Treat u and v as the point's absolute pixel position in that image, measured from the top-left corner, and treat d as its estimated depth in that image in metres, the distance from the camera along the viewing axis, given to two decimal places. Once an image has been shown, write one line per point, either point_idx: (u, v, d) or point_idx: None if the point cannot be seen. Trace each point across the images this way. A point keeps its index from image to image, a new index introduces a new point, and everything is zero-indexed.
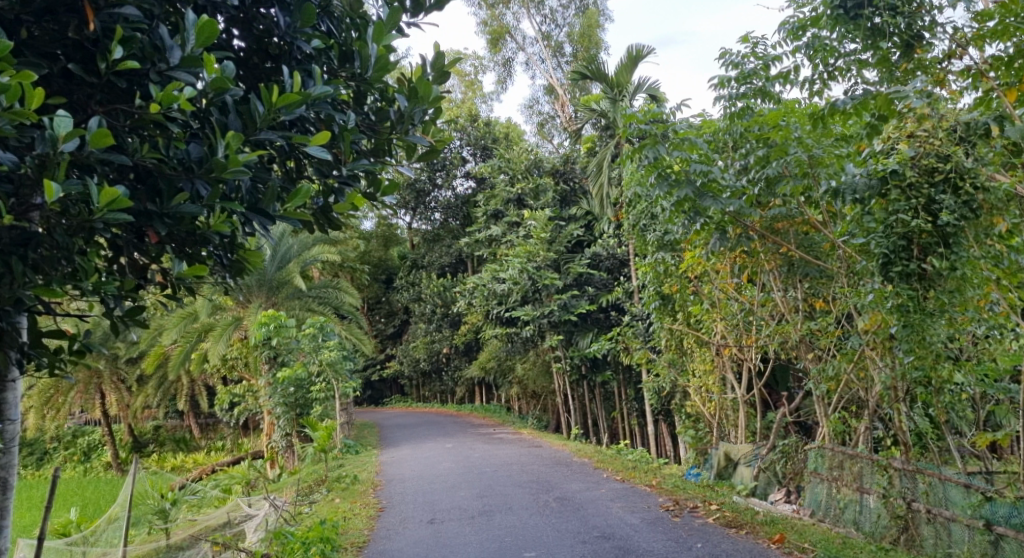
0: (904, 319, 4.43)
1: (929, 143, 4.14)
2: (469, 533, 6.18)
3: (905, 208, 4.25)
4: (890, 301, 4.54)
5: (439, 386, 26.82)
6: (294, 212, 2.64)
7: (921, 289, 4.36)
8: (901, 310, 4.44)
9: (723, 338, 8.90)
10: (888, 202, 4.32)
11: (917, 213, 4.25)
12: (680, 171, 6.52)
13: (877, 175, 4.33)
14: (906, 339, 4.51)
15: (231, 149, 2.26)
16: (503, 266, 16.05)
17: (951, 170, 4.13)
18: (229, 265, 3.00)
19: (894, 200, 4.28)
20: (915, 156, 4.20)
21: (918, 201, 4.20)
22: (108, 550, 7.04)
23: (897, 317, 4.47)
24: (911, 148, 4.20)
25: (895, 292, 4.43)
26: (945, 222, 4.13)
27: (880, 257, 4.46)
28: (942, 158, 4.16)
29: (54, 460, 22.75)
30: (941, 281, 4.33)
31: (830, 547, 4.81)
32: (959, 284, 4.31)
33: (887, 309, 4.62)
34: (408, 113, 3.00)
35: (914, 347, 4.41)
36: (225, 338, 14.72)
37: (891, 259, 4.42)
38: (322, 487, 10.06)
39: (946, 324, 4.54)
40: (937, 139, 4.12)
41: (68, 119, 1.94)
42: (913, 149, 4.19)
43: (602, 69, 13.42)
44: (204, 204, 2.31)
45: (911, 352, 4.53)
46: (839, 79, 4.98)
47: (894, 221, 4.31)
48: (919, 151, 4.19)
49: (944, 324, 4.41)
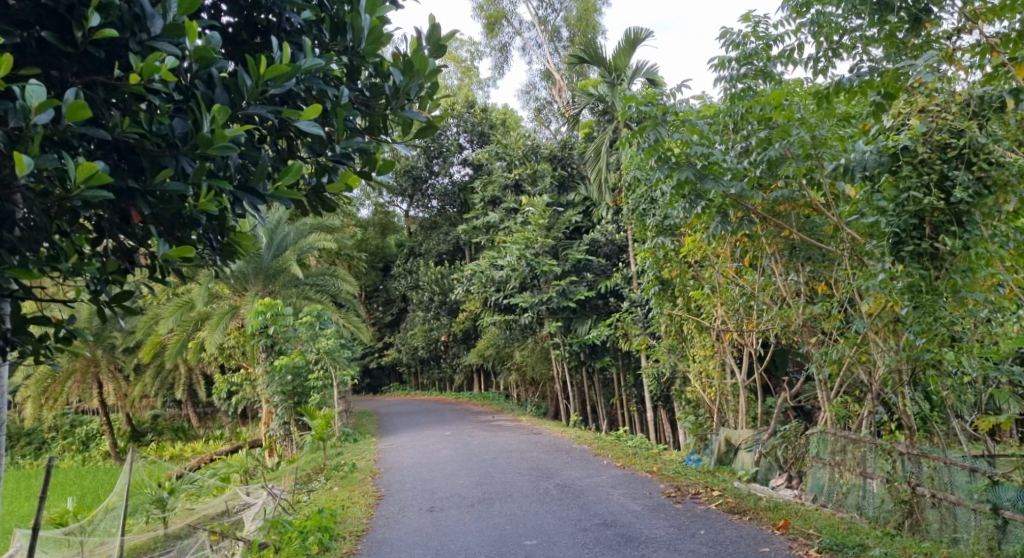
0: (916, 300, 4.31)
1: (941, 119, 4.02)
2: (468, 521, 6.12)
3: (918, 184, 4.11)
4: (898, 282, 4.42)
5: (438, 373, 26.77)
6: (284, 192, 2.53)
7: (932, 269, 4.25)
8: (912, 290, 4.30)
9: (723, 322, 8.86)
10: (899, 179, 4.16)
11: (929, 190, 4.12)
12: (680, 153, 6.45)
13: (887, 152, 4.17)
14: (917, 320, 4.40)
15: (217, 123, 2.16)
16: (501, 252, 15.94)
17: (965, 145, 4.04)
18: (218, 248, 2.93)
19: (906, 176, 4.13)
20: (927, 131, 4.11)
21: (930, 177, 4.06)
22: (106, 539, 7.02)
23: (909, 297, 4.34)
24: (922, 123, 4.11)
25: (905, 271, 4.30)
26: (958, 199, 4.03)
27: (889, 236, 4.33)
28: (955, 133, 4.08)
29: (52, 449, 22.74)
30: (953, 261, 4.22)
31: (836, 533, 4.76)
32: (971, 263, 4.21)
33: (895, 290, 4.50)
34: (403, 87, 2.89)
35: (925, 330, 4.40)
36: (221, 326, 14.65)
37: (902, 238, 4.28)
38: (321, 475, 10.03)
39: (957, 306, 4.43)
40: (950, 114, 4.06)
41: (40, 89, 1.83)
42: (925, 125, 4.10)
43: (600, 53, 13.30)
44: (190, 181, 2.20)
45: (922, 333, 4.42)
46: (842, 55, 4.89)
47: (906, 199, 4.16)
48: (931, 127, 4.07)
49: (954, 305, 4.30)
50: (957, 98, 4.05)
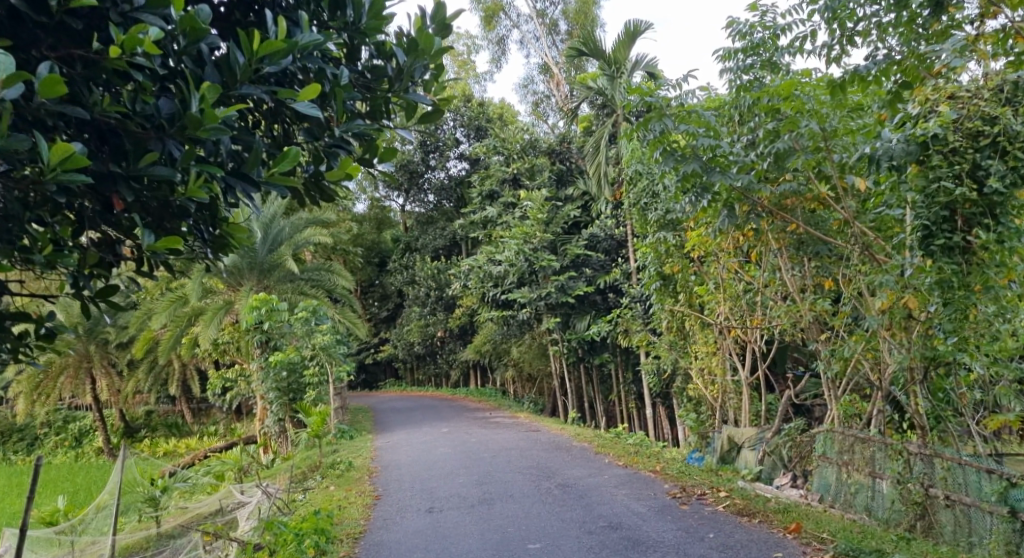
0: (946, 296, 4.17)
1: (973, 105, 3.88)
2: (470, 523, 5.97)
3: (949, 174, 3.97)
4: (928, 277, 4.27)
5: (433, 369, 26.58)
6: (279, 178, 2.34)
7: (965, 263, 4.09)
8: (943, 286, 4.16)
9: (726, 319, 8.55)
10: (928, 168, 4.02)
11: (961, 180, 3.99)
12: (686, 146, 6.27)
13: (916, 140, 4.00)
14: (948, 317, 4.24)
15: (206, 102, 1.98)
16: (498, 247, 15.78)
17: (998, 133, 3.88)
18: (210, 241, 2.78)
19: (936, 166, 3.99)
20: (957, 118, 3.95)
21: (962, 167, 3.93)
22: (97, 539, 6.85)
23: (939, 293, 4.21)
24: (952, 110, 3.95)
25: (937, 266, 4.14)
26: (992, 189, 3.89)
27: (919, 230, 4.18)
28: (988, 120, 3.91)
29: (45, 445, 22.50)
30: (986, 255, 4.08)
31: (850, 537, 4.62)
32: (1005, 257, 4.06)
33: (924, 284, 4.36)
34: (407, 68, 2.72)
35: (957, 326, 4.27)
36: (215, 322, 14.45)
37: (932, 231, 4.13)
38: (317, 473, 9.89)
39: (986, 302, 4.29)
40: (982, 100, 3.87)
41: (8, 59, 1.63)
42: (954, 111, 3.95)
43: (599, 46, 13.12)
44: (178, 167, 2.03)
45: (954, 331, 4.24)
46: (855, 43, 4.73)
47: (936, 190, 4.01)
48: (962, 113, 3.92)
49: (984, 301, 4.15)
50: (987, 83, 3.92)
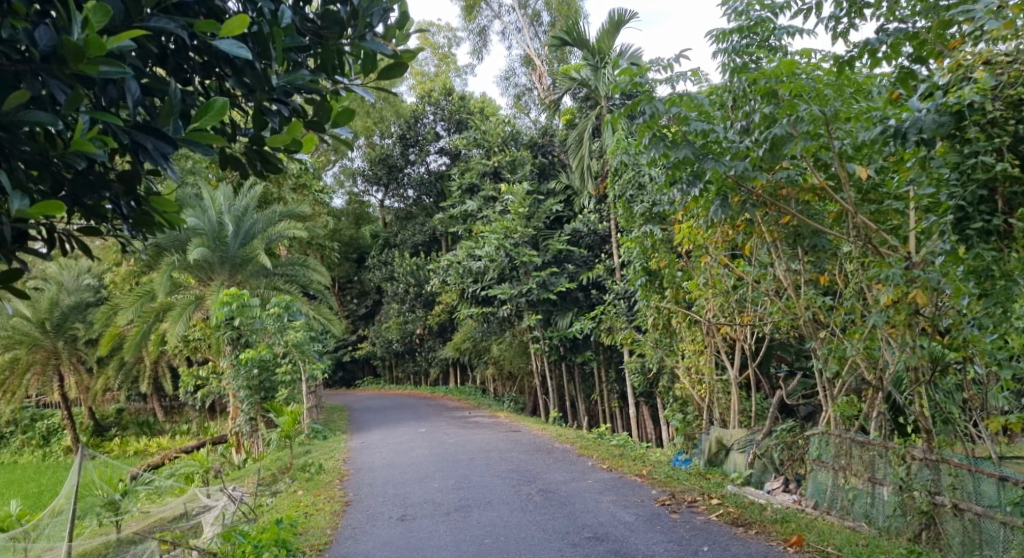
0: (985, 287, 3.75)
1: (1014, 71, 3.41)
2: (444, 533, 5.54)
3: (986, 149, 3.45)
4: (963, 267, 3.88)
5: (413, 367, 26.04)
6: (199, 136, 1.91)
7: (1006, 247, 3.57)
8: (982, 275, 3.74)
9: (714, 317, 8.17)
10: (966, 140, 3.50)
11: (1001, 155, 3.46)
12: (677, 132, 5.90)
13: (949, 110, 3.51)
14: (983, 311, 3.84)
15: (91, 29, 1.55)
16: (478, 242, 15.34)
17: None
18: (131, 213, 2.51)
19: (973, 138, 3.47)
20: (998, 86, 3.45)
21: (1003, 140, 3.40)
22: (50, 547, 6.40)
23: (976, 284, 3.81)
24: (992, 76, 3.45)
25: (974, 253, 3.62)
26: None
27: (953, 212, 3.63)
28: None
29: (10, 445, 21.70)
30: None
31: (858, 551, 4.25)
32: None
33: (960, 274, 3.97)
34: (363, 10, 2.28)
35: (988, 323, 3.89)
36: (184, 318, 13.90)
37: (969, 213, 3.58)
38: (286, 476, 9.42)
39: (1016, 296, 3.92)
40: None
41: None
42: (994, 78, 3.45)
43: (582, 34, 12.74)
44: (58, 115, 1.63)
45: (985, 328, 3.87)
46: (864, 17, 4.38)
47: (974, 164, 3.47)
48: (1002, 79, 3.44)
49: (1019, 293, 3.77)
50: None
